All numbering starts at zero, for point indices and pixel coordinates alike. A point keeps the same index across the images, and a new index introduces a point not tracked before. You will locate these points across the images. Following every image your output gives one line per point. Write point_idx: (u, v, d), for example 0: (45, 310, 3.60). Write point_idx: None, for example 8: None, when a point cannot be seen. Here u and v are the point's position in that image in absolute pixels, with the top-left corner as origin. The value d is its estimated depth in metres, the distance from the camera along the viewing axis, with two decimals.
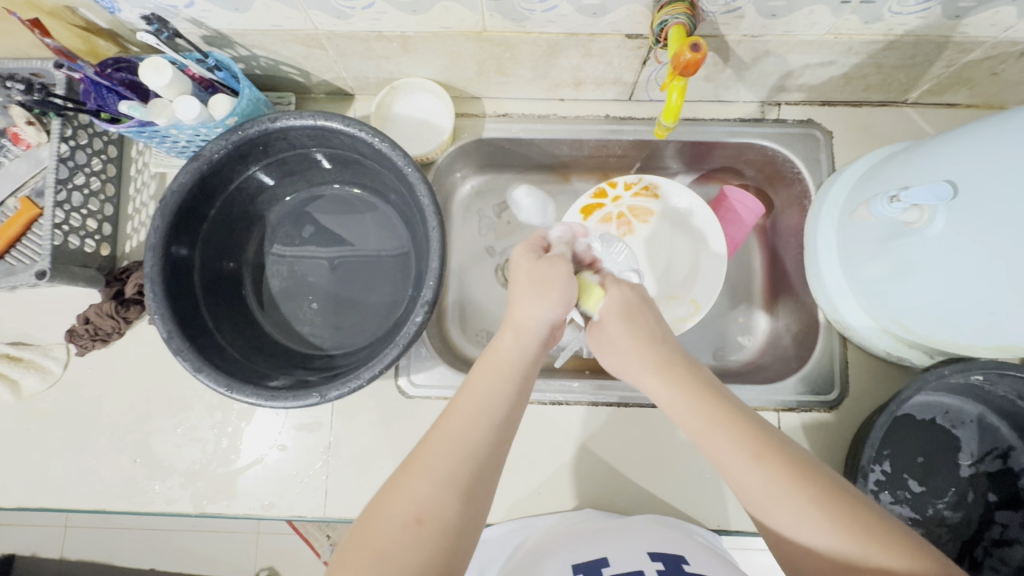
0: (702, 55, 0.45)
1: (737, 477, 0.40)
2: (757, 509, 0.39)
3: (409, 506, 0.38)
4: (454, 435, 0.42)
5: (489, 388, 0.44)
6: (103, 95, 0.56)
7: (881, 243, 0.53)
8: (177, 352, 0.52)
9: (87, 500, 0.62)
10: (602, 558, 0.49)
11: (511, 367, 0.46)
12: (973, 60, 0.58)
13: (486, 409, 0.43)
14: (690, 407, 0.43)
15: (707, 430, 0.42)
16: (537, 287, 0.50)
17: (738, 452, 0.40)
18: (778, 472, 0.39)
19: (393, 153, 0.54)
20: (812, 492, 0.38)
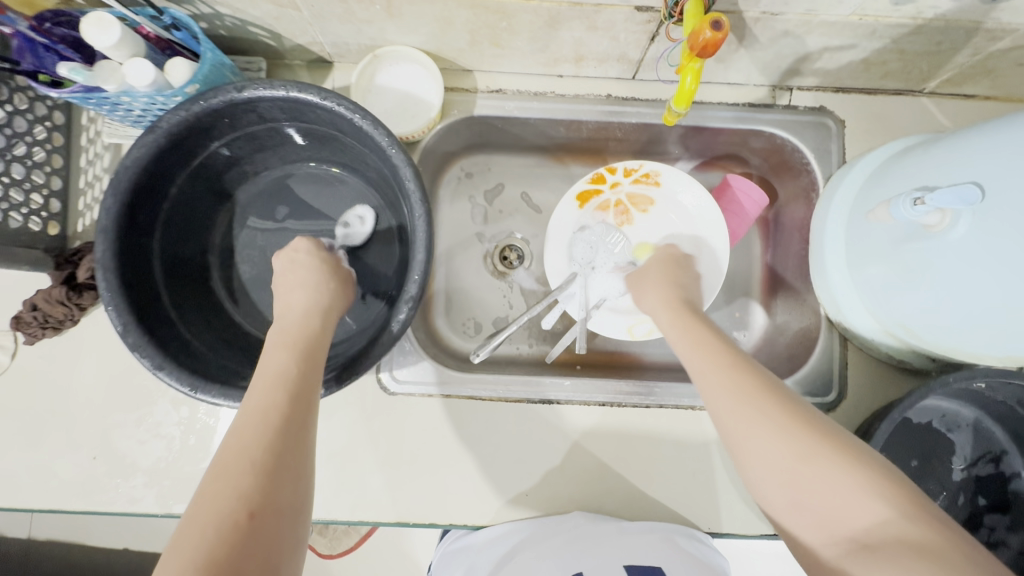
0: (723, 34, 0.40)
1: (756, 447, 0.39)
2: (776, 481, 0.38)
3: (227, 502, 0.33)
4: (236, 427, 0.37)
5: (277, 363, 0.41)
6: (40, 55, 0.48)
7: (895, 244, 0.50)
8: (133, 348, 0.47)
9: (41, 500, 0.58)
10: None
11: (316, 345, 0.44)
12: (1001, 49, 0.54)
13: (273, 385, 0.39)
14: (712, 373, 0.43)
15: (731, 405, 0.41)
16: (311, 272, 0.49)
17: (746, 415, 0.40)
18: (799, 437, 0.38)
19: (376, 131, 0.49)
20: (825, 458, 0.36)
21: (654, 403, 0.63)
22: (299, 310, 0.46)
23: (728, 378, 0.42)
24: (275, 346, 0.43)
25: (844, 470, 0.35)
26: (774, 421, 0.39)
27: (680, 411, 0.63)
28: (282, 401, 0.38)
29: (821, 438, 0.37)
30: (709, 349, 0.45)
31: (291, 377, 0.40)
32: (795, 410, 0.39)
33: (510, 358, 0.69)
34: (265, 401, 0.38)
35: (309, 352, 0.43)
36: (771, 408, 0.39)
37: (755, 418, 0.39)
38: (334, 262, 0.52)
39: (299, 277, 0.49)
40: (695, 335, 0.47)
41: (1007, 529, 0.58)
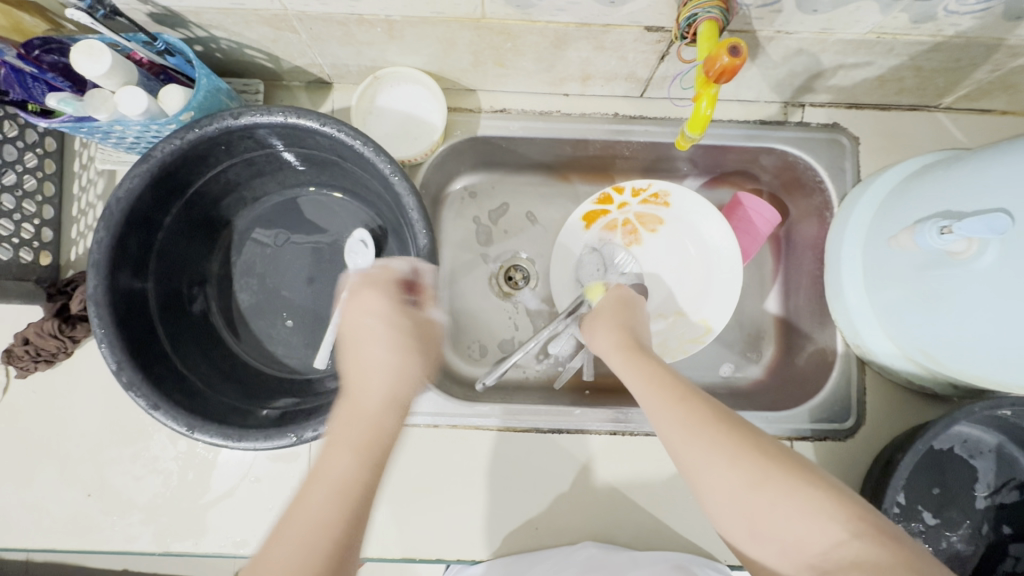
0: (741, 60, 0.39)
1: (709, 478, 0.37)
2: (730, 511, 0.37)
3: None
4: (286, 540, 0.33)
5: (336, 464, 0.36)
6: (27, 85, 0.46)
7: (919, 271, 0.48)
8: (128, 387, 0.45)
9: (34, 539, 0.56)
10: None
11: (382, 442, 0.39)
12: (1021, 65, 0.52)
13: (331, 495, 0.35)
14: (657, 403, 0.41)
15: (679, 436, 0.39)
16: (387, 342, 0.44)
17: (699, 443, 0.38)
18: (749, 463, 0.37)
19: (377, 158, 0.48)
20: (776, 483, 0.36)
21: None
22: (376, 389, 0.41)
23: (674, 408, 0.40)
24: (344, 438, 0.38)
25: (798, 496, 0.35)
26: (721, 449, 0.37)
27: None
28: (334, 514, 0.34)
29: (770, 463, 0.37)
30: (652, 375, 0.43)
31: (356, 486, 0.36)
32: (742, 434, 0.38)
33: (517, 383, 0.67)
34: (330, 513, 0.34)
35: (383, 446, 0.38)
36: (719, 436, 0.38)
37: (705, 448, 0.38)
38: (417, 316, 0.47)
39: (378, 344, 0.44)
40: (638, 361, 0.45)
41: None
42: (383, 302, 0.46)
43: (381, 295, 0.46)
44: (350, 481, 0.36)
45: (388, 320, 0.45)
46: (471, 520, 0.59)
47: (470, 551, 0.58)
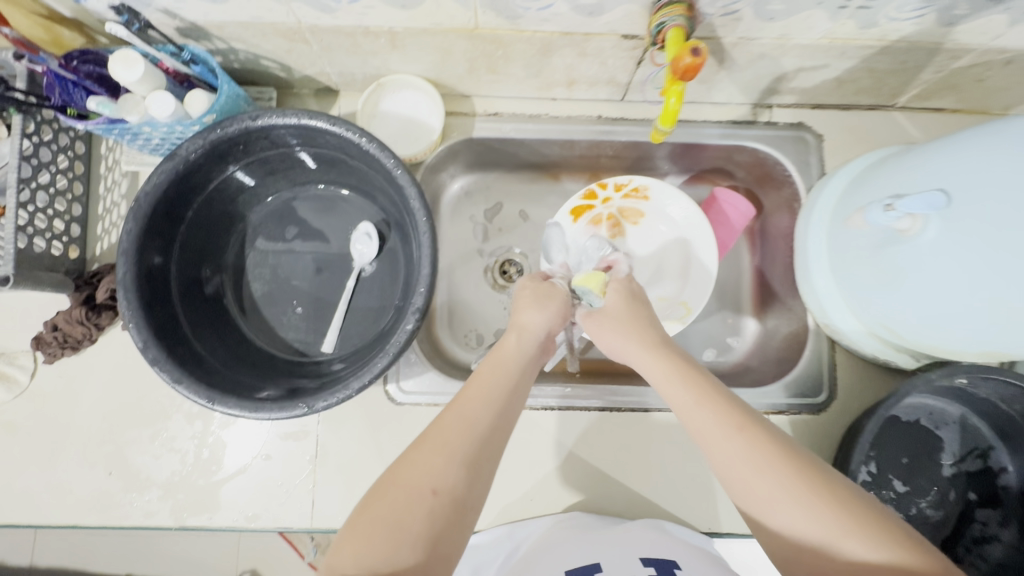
0: (702, 59, 0.44)
1: (780, 521, 0.37)
2: (796, 559, 0.37)
3: (425, 479, 0.38)
4: (461, 409, 0.42)
5: (499, 377, 0.45)
6: (68, 90, 0.52)
7: (873, 249, 0.53)
8: (154, 363, 0.50)
9: (57, 516, 0.59)
10: (595, 565, 0.50)
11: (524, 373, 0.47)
12: (962, 66, 0.58)
13: (496, 392, 0.44)
14: (723, 435, 0.41)
15: (755, 475, 0.39)
16: (537, 300, 0.55)
17: (774, 487, 0.38)
18: (829, 515, 0.36)
19: (382, 154, 0.53)
20: (860, 536, 0.35)
21: (652, 408, 0.65)
22: (516, 333, 0.51)
23: (739, 441, 0.40)
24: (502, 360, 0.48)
25: (885, 549, 0.34)
26: (792, 492, 0.37)
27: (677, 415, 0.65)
28: (493, 415, 0.42)
29: (854, 518, 0.36)
30: (714, 400, 0.43)
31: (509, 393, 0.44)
32: (812, 479, 0.38)
33: None
34: (489, 407, 0.42)
35: (518, 384, 0.46)
36: (793, 483, 0.38)
37: (776, 492, 0.38)
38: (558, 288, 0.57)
39: (538, 306, 0.54)
40: (700, 390, 0.44)
41: (997, 523, 0.60)
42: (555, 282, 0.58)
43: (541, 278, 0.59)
44: (490, 410, 0.42)
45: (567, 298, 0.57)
46: None
47: None
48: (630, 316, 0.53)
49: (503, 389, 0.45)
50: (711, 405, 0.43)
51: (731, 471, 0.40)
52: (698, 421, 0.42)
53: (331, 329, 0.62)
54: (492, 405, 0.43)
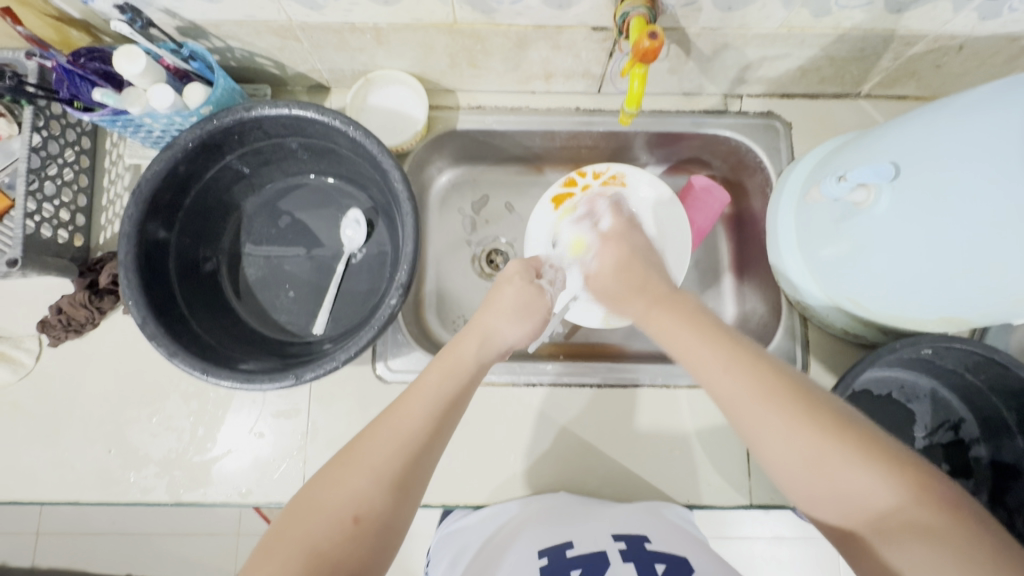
0: (660, 43, 0.47)
1: (774, 446, 0.45)
2: (790, 474, 0.44)
3: (346, 508, 0.43)
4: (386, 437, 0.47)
5: (428, 391, 0.51)
6: (76, 84, 0.56)
7: (834, 222, 0.56)
8: (151, 337, 0.52)
9: (59, 492, 0.62)
10: (567, 543, 0.53)
11: (460, 377, 0.53)
12: (917, 53, 0.61)
13: (429, 408, 0.50)
14: (723, 375, 0.49)
15: (749, 402, 0.47)
16: (515, 307, 0.63)
17: (769, 412, 0.46)
18: (811, 438, 0.43)
19: (367, 141, 0.56)
20: (834, 456, 0.42)
21: (631, 383, 0.67)
22: (479, 341, 0.58)
23: (741, 377, 0.48)
24: (442, 372, 0.53)
25: (855, 463, 0.42)
26: (785, 417, 0.45)
27: (656, 391, 0.67)
28: (426, 427, 0.49)
29: (831, 439, 0.43)
30: (716, 346, 0.52)
31: (442, 409, 0.50)
32: (806, 406, 0.45)
33: None
34: (417, 427, 0.48)
35: (460, 396, 0.52)
36: (782, 409, 0.45)
37: (766, 421, 0.46)
38: (533, 288, 0.65)
39: (503, 317, 0.61)
40: (712, 340, 0.52)
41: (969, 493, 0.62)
42: (528, 287, 0.65)
43: (520, 278, 0.65)
44: (418, 425, 0.48)
45: (533, 299, 0.64)
46: (456, 469, 0.65)
47: (454, 497, 0.64)
48: (637, 278, 0.64)
49: (440, 399, 0.51)
50: (717, 352, 0.51)
51: (731, 407, 0.48)
52: (703, 366, 0.51)
53: (322, 311, 0.65)
54: (422, 421, 0.49)
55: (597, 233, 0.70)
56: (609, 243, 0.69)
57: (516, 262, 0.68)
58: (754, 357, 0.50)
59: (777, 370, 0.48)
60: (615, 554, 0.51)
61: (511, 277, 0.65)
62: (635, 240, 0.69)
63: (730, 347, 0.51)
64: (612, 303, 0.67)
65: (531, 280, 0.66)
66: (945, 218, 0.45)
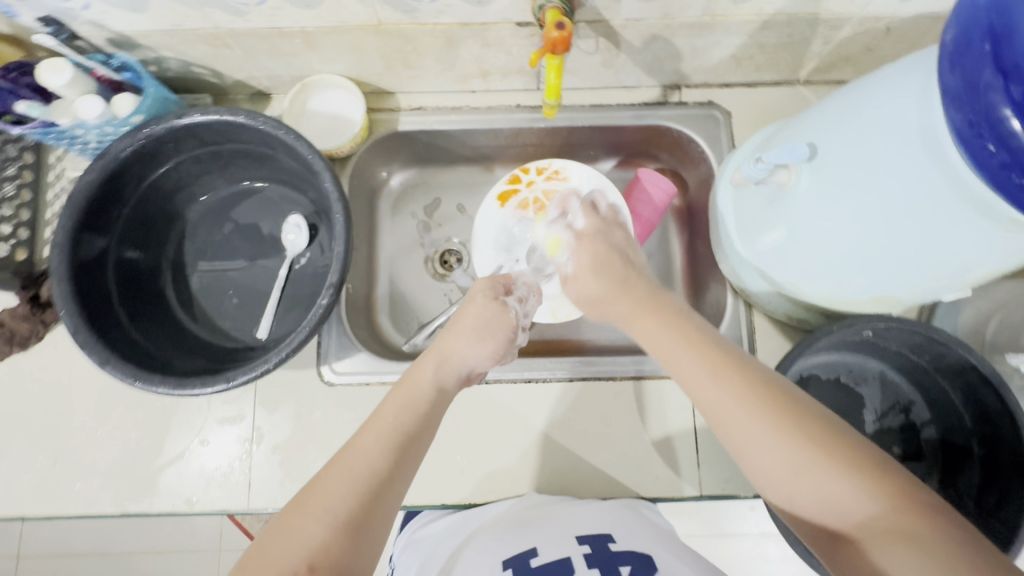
0: (568, 32, 0.47)
1: (760, 454, 0.42)
2: (776, 483, 0.42)
3: (300, 554, 0.39)
4: (341, 471, 0.45)
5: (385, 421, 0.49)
6: (4, 97, 0.56)
7: (766, 205, 0.56)
8: (82, 345, 0.53)
9: (3, 507, 0.62)
10: (531, 550, 0.51)
11: (418, 401, 0.52)
12: (846, 37, 0.62)
13: (383, 438, 0.48)
14: (706, 385, 0.46)
15: (731, 404, 0.44)
16: (476, 327, 0.59)
17: (750, 416, 0.43)
18: (797, 445, 0.41)
19: (298, 143, 0.57)
20: (818, 467, 0.40)
21: (579, 377, 0.68)
22: (434, 364, 0.55)
23: (721, 377, 0.45)
24: (399, 399, 0.51)
25: (838, 472, 0.39)
26: (770, 425, 0.42)
27: (602, 384, 0.68)
28: (382, 458, 0.46)
29: (815, 447, 0.41)
30: (700, 349, 0.48)
31: (396, 436, 0.48)
32: (792, 412, 0.42)
33: None
34: (372, 460, 0.46)
35: (424, 419, 0.51)
36: (765, 412, 0.43)
37: (751, 429, 0.43)
38: (497, 305, 0.62)
39: (462, 336, 0.58)
40: (690, 340, 0.48)
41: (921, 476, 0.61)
42: (493, 304, 0.61)
43: (484, 296, 0.62)
44: (373, 459, 0.46)
45: (495, 317, 0.61)
46: None
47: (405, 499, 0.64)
48: (619, 277, 0.56)
49: (399, 430, 0.49)
50: (700, 357, 0.47)
51: (716, 413, 0.45)
52: (687, 372, 0.47)
53: (265, 316, 0.65)
54: (379, 453, 0.47)
55: (573, 231, 0.63)
56: (586, 236, 0.61)
57: (483, 280, 0.65)
58: (738, 360, 0.47)
59: (758, 369, 0.46)
60: (580, 559, 0.49)
61: (476, 294, 0.62)
62: (613, 240, 0.61)
63: (707, 344, 0.48)
64: (589, 305, 0.60)
65: (496, 296, 0.62)
66: (887, 208, 0.45)
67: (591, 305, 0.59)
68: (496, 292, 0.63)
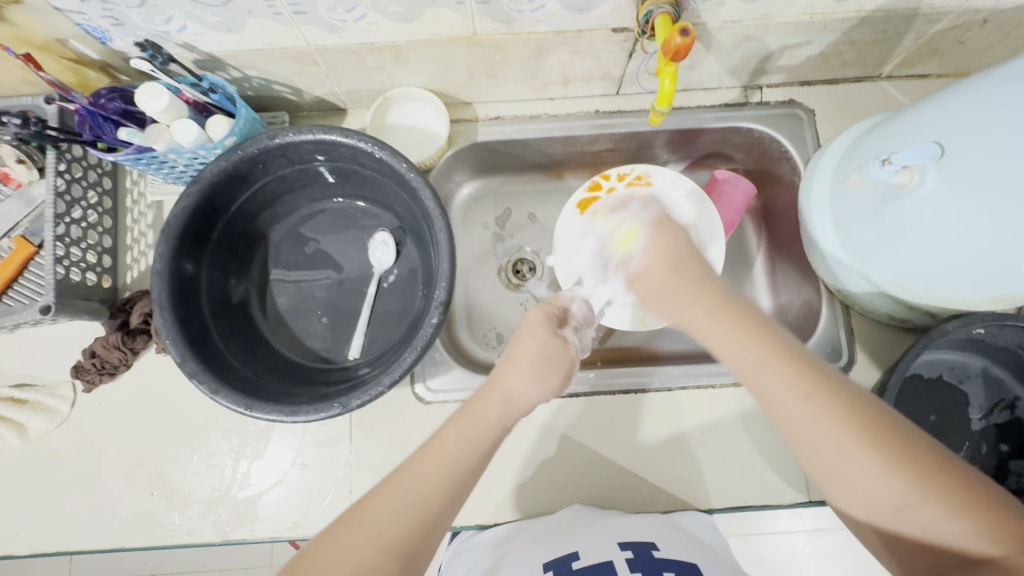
0: (691, 39, 0.48)
1: (857, 482, 0.39)
2: (874, 515, 0.39)
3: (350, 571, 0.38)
4: (398, 490, 0.42)
5: (449, 448, 0.44)
6: (99, 124, 0.56)
7: (875, 207, 0.54)
8: (192, 376, 0.51)
9: (104, 540, 0.61)
10: (572, 553, 0.51)
11: (482, 432, 0.46)
12: (941, 30, 0.61)
13: (445, 469, 0.43)
14: (793, 399, 0.41)
15: (824, 433, 0.39)
16: (538, 362, 0.51)
17: (848, 446, 0.39)
18: (903, 481, 0.37)
19: (394, 160, 0.55)
20: (931, 502, 0.37)
21: (677, 386, 0.66)
22: (500, 404, 0.48)
23: (817, 404, 0.40)
24: (460, 425, 0.46)
25: (953, 509, 0.36)
26: (871, 451, 0.38)
27: (700, 392, 0.66)
28: (440, 490, 0.42)
29: (926, 481, 0.37)
30: (786, 363, 0.42)
31: (458, 473, 0.43)
32: (891, 435, 0.38)
33: None
34: (430, 492, 0.42)
35: (484, 451, 0.46)
36: (862, 443, 0.38)
37: (849, 458, 0.39)
38: (552, 336, 0.54)
39: (516, 362, 0.51)
40: (779, 360, 0.42)
41: None
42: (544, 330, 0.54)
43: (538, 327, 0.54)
44: (430, 491, 0.42)
45: (547, 347, 0.53)
46: (505, 485, 0.64)
47: (507, 515, 0.63)
48: (695, 280, 0.50)
49: (452, 464, 0.43)
50: (791, 373, 0.41)
51: (804, 430, 0.40)
52: (774, 390, 0.41)
53: (357, 335, 0.64)
54: (437, 484, 0.42)
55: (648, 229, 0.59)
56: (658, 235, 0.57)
57: (536, 308, 0.57)
58: (829, 374, 0.42)
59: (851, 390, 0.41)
60: (622, 564, 0.49)
61: (534, 325, 0.54)
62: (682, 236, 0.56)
63: (795, 359, 0.42)
64: (657, 303, 0.54)
65: (552, 329, 0.55)
66: None
67: (658, 306, 0.54)
68: (547, 318, 0.56)
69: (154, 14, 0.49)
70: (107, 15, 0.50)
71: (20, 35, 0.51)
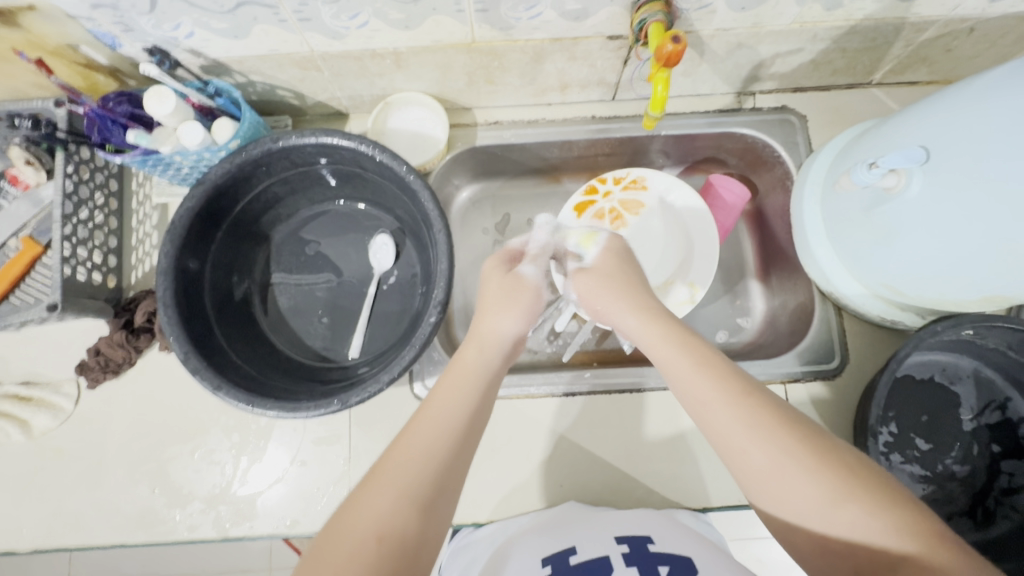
0: (682, 47, 0.50)
1: (789, 492, 0.38)
2: (800, 519, 0.38)
3: (370, 525, 0.36)
4: (412, 442, 0.41)
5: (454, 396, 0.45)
6: (108, 127, 0.57)
7: (863, 211, 0.55)
8: (194, 372, 0.52)
9: (105, 535, 0.61)
10: (569, 548, 0.51)
11: (478, 382, 0.47)
12: (929, 39, 0.62)
13: (453, 415, 0.43)
14: (718, 411, 0.42)
15: (746, 432, 0.40)
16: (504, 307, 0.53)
17: (765, 445, 0.39)
18: (825, 477, 0.37)
19: (394, 163, 0.56)
20: (857, 500, 0.36)
21: None
22: (476, 348, 0.50)
23: (739, 408, 0.41)
24: (454, 382, 0.46)
25: (871, 506, 0.36)
26: (794, 450, 0.39)
27: None
28: (450, 440, 0.42)
29: (844, 477, 0.37)
30: (711, 368, 0.44)
31: (467, 420, 0.43)
32: (818, 442, 0.39)
33: (530, 363, 0.74)
34: (441, 441, 0.41)
35: (485, 394, 0.46)
36: (786, 440, 0.39)
37: (774, 457, 0.39)
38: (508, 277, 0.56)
39: (502, 310, 0.53)
40: (703, 361, 0.44)
41: None
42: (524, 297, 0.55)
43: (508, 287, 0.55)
44: (442, 440, 0.42)
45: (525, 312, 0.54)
46: (504, 483, 0.65)
47: (504, 513, 0.64)
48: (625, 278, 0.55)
49: (460, 414, 0.44)
50: (714, 376, 0.43)
51: (732, 436, 0.41)
52: (701, 393, 0.43)
53: (356, 334, 0.65)
54: (448, 430, 0.42)
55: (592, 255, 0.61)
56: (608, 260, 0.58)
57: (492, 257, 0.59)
58: (747, 382, 0.43)
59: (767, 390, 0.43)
60: (619, 558, 0.48)
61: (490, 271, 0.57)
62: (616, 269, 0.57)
63: (720, 365, 0.44)
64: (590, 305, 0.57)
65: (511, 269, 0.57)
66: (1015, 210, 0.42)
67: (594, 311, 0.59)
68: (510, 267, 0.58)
69: (163, 20, 0.51)
70: (117, 22, 0.51)
71: (33, 40, 0.53)
